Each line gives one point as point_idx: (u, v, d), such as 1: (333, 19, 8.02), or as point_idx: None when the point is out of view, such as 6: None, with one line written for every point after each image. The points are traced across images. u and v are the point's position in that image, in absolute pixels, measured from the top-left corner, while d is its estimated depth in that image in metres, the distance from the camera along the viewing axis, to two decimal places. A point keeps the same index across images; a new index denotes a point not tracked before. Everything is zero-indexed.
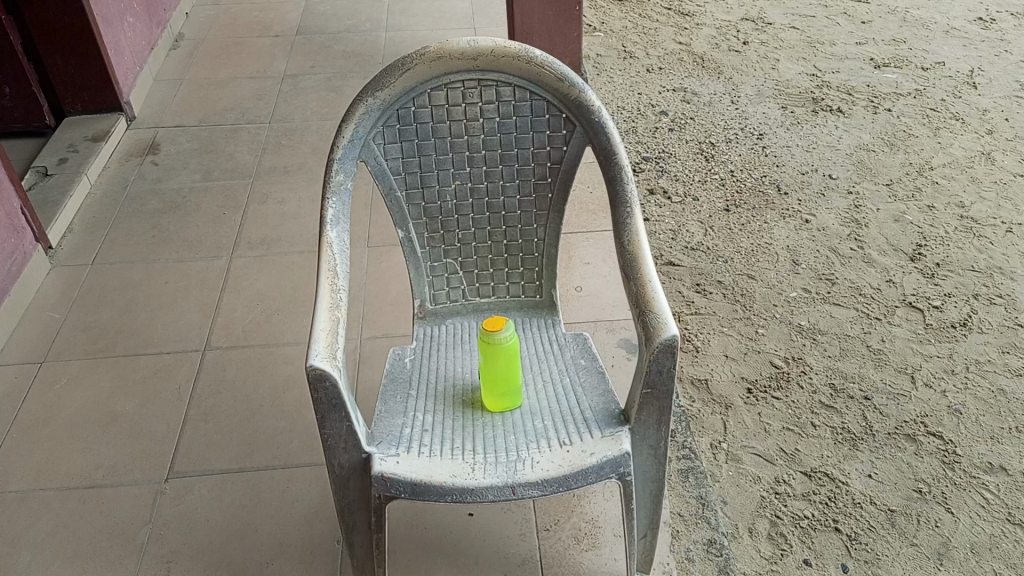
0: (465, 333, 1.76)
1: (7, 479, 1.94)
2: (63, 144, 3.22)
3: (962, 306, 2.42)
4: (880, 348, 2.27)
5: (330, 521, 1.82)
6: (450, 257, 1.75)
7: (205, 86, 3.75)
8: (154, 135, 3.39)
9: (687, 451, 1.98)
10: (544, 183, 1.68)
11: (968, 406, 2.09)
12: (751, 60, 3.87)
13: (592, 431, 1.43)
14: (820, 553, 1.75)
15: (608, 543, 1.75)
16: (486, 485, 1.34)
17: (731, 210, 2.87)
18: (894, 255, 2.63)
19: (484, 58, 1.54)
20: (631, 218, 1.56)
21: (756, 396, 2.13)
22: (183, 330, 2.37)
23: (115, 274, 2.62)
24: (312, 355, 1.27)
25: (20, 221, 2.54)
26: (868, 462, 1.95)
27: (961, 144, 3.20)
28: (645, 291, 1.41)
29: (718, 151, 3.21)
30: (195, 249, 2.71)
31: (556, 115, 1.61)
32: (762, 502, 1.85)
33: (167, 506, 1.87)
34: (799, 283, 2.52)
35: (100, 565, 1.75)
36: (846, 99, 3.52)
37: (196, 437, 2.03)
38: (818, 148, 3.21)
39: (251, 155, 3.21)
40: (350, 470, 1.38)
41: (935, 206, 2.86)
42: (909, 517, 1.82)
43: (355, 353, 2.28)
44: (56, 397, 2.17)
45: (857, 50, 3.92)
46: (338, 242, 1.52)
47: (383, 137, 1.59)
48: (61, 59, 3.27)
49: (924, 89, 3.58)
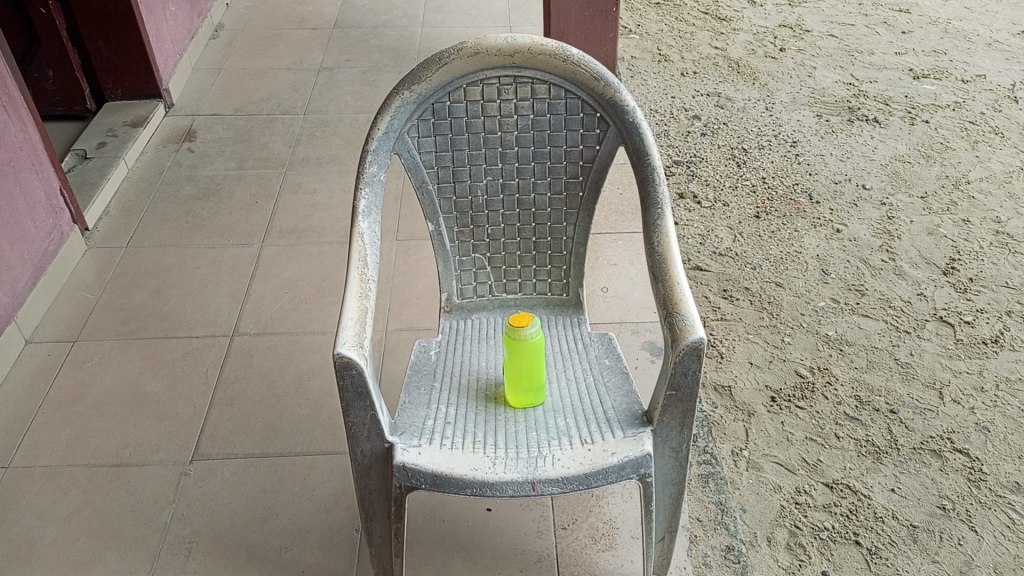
0: (491, 329, 1.77)
1: (37, 454, 1.99)
2: (102, 128, 3.28)
3: (995, 323, 2.38)
4: (909, 361, 2.24)
5: (350, 509, 1.84)
6: (479, 251, 1.76)
7: (242, 76, 3.80)
8: (191, 122, 3.44)
9: (707, 456, 1.97)
10: (576, 182, 1.69)
11: (996, 424, 2.06)
12: (787, 67, 3.84)
13: (614, 431, 1.43)
14: (839, 565, 1.73)
15: (625, 544, 1.75)
16: (507, 480, 1.35)
17: (761, 217, 2.85)
18: (926, 269, 2.59)
19: (520, 54, 1.55)
20: (662, 219, 1.56)
21: (779, 405, 2.11)
22: (212, 315, 2.41)
23: (148, 258, 2.66)
24: (339, 342, 1.28)
25: (58, 202, 2.60)
26: (892, 477, 1.92)
27: (999, 158, 3.15)
28: (673, 293, 1.41)
29: (750, 158, 3.18)
30: (226, 236, 2.75)
31: (591, 114, 1.61)
32: (782, 512, 1.84)
33: (191, 488, 1.90)
34: (827, 293, 2.50)
35: (124, 542, 1.79)
36: (883, 109, 3.48)
37: (221, 421, 2.07)
38: (853, 158, 3.17)
39: (284, 145, 3.25)
40: (371, 458, 1.39)
41: (970, 220, 2.82)
42: (932, 534, 1.80)
43: (381, 345, 2.30)
44: (87, 376, 2.21)
45: (896, 60, 3.87)
46: (370, 233, 1.53)
47: (417, 131, 1.61)
48: (104, 45, 3.33)
49: (963, 102, 3.53)
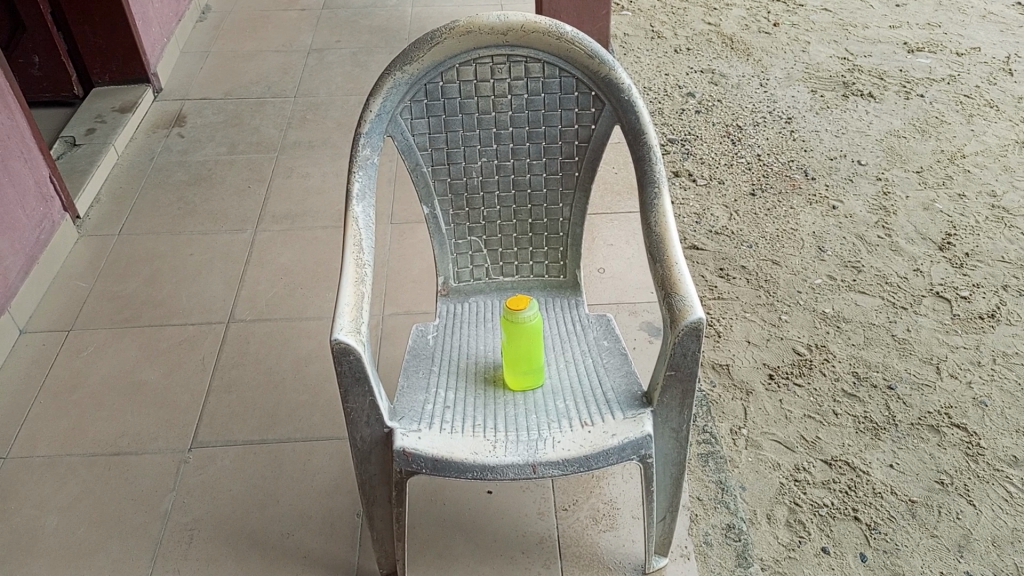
0: (488, 311, 1.76)
1: (33, 444, 1.98)
2: (90, 114, 3.24)
3: (991, 297, 2.38)
4: (906, 337, 2.24)
5: (350, 495, 1.84)
6: (475, 234, 1.75)
7: (231, 59, 3.75)
8: (180, 106, 3.41)
9: (707, 435, 1.97)
10: (572, 162, 1.67)
11: (993, 398, 2.07)
12: (781, 42, 3.81)
13: (614, 412, 1.43)
14: (838, 542, 1.74)
15: (626, 524, 1.76)
16: (508, 463, 1.35)
17: (757, 195, 2.84)
18: (922, 244, 2.59)
19: (513, 33, 1.53)
20: (659, 198, 1.55)
21: (777, 382, 2.12)
22: (207, 302, 2.40)
23: (140, 245, 2.64)
24: (336, 329, 1.27)
25: (48, 190, 2.57)
26: (890, 452, 1.93)
27: (994, 131, 3.14)
28: (671, 273, 1.40)
29: (746, 135, 3.17)
30: (219, 221, 2.73)
31: (586, 93, 1.59)
32: (781, 489, 1.85)
33: (191, 475, 1.90)
34: (824, 270, 2.49)
35: (125, 531, 1.79)
36: (878, 84, 3.46)
37: (218, 408, 2.06)
38: (848, 133, 3.16)
39: (276, 128, 3.22)
40: (371, 444, 1.39)
41: (966, 194, 2.81)
42: (930, 508, 1.81)
43: (378, 329, 2.29)
44: (82, 365, 2.20)
45: (890, 33, 3.85)
46: (364, 217, 1.52)
47: (410, 112, 1.59)
48: (90, 29, 3.28)
49: (958, 75, 3.51)
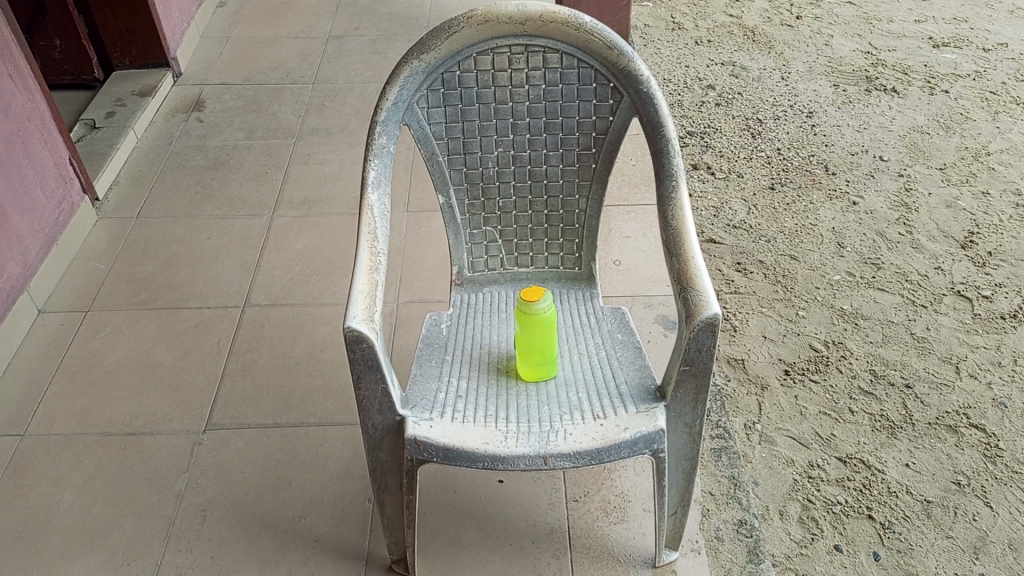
0: (502, 302, 1.75)
1: (51, 423, 2.00)
2: (110, 98, 3.26)
3: (1013, 297, 2.34)
4: (924, 336, 2.22)
5: (362, 480, 1.85)
6: (490, 224, 1.74)
7: (251, 45, 3.76)
8: (199, 91, 3.41)
9: (720, 430, 1.96)
10: (589, 154, 1.66)
11: (1013, 399, 2.04)
12: (804, 35, 3.76)
13: (627, 406, 1.42)
14: (852, 540, 1.73)
15: (637, 517, 1.75)
16: (519, 454, 1.34)
17: (777, 189, 2.81)
18: (944, 242, 2.55)
19: (531, 23, 1.51)
20: (676, 192, 1.53)
21: (793, 378, 2.10)
22: (224, 285, 2.41)
23: (159, 228, 2.65)
24: (350, 316, 1.27)
25: (68, 171, 2.58)
26: (906, 452, 1.91)
27: (1020, 129, 3.09)
28: (688, 267, 1.38)
29: (766, 128, 3.13)
30: (236, 206, 2.74)
31: (604, 84, 1.58)
32: (794, 486, 1.83)
33: (205, 456, 1.91)
34: (843, 267, 2.46)
35: (139, 510, 1.80)
36: (902, 78, 3.41)
37: (233, 391, 2.07)
38: (870, 128, 3.11)
39: (294, 115, 3.22)
40: (383, 431, 1.39)
41: (990, 192, 2.77)
42: (946, 509, 1.79)
43: (392, 316, 2.29)
44: (99, 346, 2.22)
45: (915, 28, 3.79)
46: (379, 206, 1.51)
47: (427, 101, 1.58)
48: (111, 13, 3.30)
49: (984, 71, 3.45)
